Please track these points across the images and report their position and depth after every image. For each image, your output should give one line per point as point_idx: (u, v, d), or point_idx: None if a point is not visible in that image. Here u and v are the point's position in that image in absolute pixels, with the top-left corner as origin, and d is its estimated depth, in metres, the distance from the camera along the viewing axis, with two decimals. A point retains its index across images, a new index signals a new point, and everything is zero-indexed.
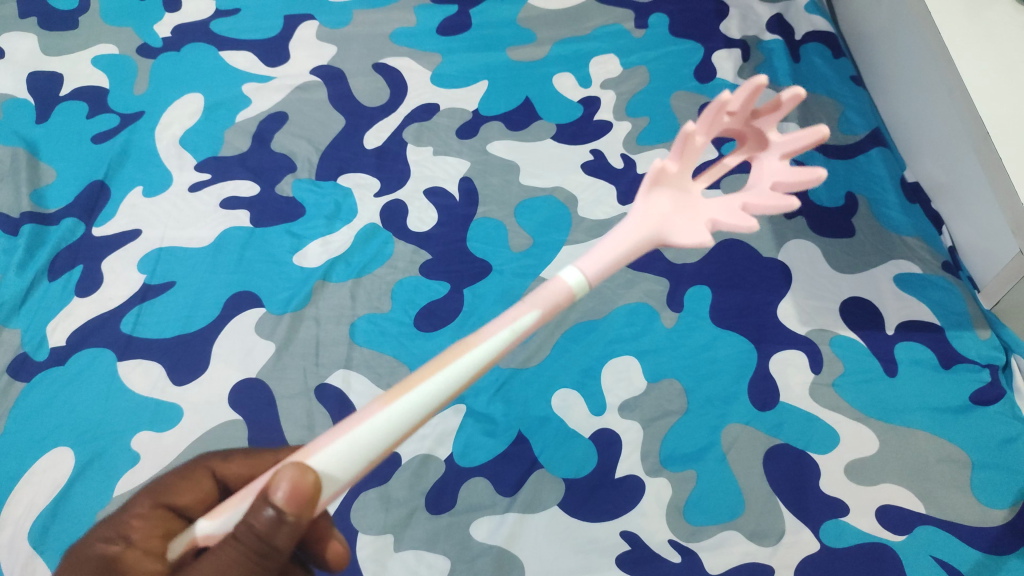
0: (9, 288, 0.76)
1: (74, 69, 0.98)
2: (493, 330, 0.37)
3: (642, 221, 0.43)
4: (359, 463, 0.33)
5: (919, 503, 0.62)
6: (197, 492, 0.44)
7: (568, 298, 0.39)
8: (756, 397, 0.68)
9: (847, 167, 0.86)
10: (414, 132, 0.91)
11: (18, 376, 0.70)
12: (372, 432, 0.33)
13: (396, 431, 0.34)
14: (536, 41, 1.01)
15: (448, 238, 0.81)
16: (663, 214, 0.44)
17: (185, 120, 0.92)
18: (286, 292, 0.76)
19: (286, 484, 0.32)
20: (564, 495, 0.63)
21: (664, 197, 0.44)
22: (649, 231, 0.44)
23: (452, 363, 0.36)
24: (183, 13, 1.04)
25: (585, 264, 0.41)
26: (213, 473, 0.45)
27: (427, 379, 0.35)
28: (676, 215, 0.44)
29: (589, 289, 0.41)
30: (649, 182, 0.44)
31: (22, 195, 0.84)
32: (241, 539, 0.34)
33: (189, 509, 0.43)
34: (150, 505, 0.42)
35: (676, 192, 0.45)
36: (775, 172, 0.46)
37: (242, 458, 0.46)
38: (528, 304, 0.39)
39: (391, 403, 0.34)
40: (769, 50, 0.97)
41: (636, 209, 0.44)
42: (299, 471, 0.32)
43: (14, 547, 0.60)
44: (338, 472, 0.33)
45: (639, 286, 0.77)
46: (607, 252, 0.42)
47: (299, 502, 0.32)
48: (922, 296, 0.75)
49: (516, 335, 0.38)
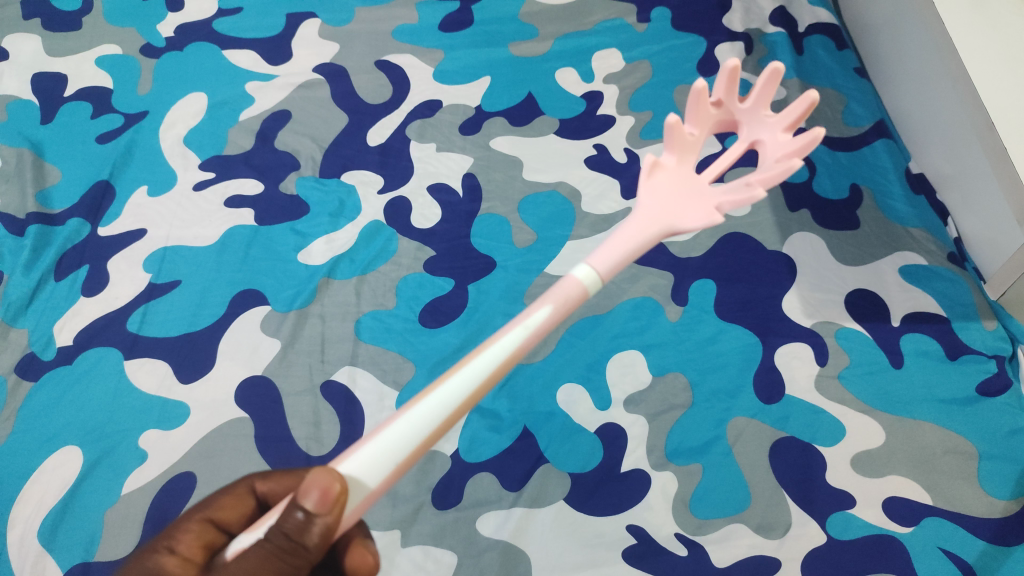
0: (15, 288, 0.76)
1: (78, 70, 0.98)
2: (506, 328, 0.38)
3: (645, 216, 0.44)
4: (388, 467, 0.34)
5: (926, 495, 0.62)
6: (236, 507, 0.42)
7: (581, 295, 0.40)
8: (761, 390, 0.68)
9: (851, 159, 0.86)
10: (416, 129, 0.91)
11: (26, 376, 0.70)
12: (397, 435, 0.34)
13: (420, 433, 0.34)
14: (538, 36, 1.01)
15: (451, 234, 0.81)
16: (664, 206, 0.45)
17: (188, 119, 0.92)
18: (292, 290, 0.76)
19: (314, 487, 0.32)
20: (570, 490, 0.63)
21: (666, 190, 0.45)
22: (655, 226, 0.44)
23: (467, 364, 0.36)
24: (185, 12, 1.04)
25: (594, 260, 0.42)
26: (254, 488, 0.43)
27: (443, 381, 0.36)
28: (676, 203, 0.45)
29: (602, 285, 0.41)
30: (647, 172, 0.45)
31: (27, 195, 0.84)
32: (270, 538, 0.34)
33: (229, 525, 0.42)
34: (188, 517, 0.41)
35: (677, 185, 0.45)
36: (778, 147, 0.47)
37: (284, 473, 0.44)
38: (541, 301, 0.39)
39: (413, 406, 0.35)
40: (772, 43, 0.96)
41: (638, 205, 0.44)
42: (326, 475, 0.32)
43: (23, 546, 0.60)
44: (366, 478, 0.33)
45: (644, 280, 0.77)
46: (615, 247, 0.42)
47: (328, 504, 0.32)
48: (927, 288, 0.75)
49: (531, 331, 0.38)
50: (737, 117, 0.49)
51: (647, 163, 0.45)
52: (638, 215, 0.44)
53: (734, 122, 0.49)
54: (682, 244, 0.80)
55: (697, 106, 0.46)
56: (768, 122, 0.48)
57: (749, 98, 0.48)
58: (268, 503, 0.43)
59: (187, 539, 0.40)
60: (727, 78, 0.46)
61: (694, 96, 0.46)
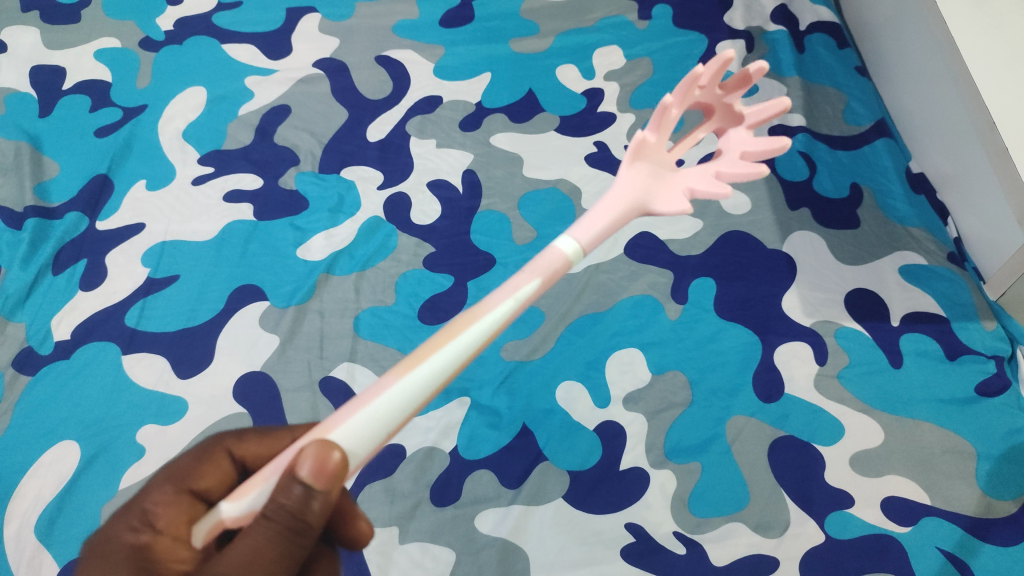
0: (12, 283, 0.76)
1: (76, 63, 0.97)
2: (496, 300, 0.38)
3: (625, 193, 0.43)
4: (380, 437, 0.34)
5: (924, 495, 0.62)
6: (218, 475, 0.42)
7: (565, 266, 0.40)
8: (760, 389, 0.68)
9: (852, 158, 0.86)
10: (417, 125, 0.90)
11: (23, 370, 0.70)
12: (391, 403, 0.34)
13: (413, 400, 0.34)
14: (539, 33, 1.00)
15: (451, 230, 0.81)
16: (646, 186, 0.44)
17: (188, 114, 0.92)
18: (290, 286, 0.76)
19: (310, 459, 0.32)
20: (568, 488, 0.63)
21: (644, 169, 0.45)
22: (634, 204, 0.44)
23: (460, 335, 0.36)
24: (184, 6, 1.04)
25: (577, 233, 0.41)
26: (231, 453, 0.43)
27: (435, 352, 0.35)
28: (655, 185, 0.45)
29: (584, 257, 0.41)
30: (632, 153, 0.45)
31: (25, 188, 0.84)
32: (273, 518, 0.33)
33: (210, 492, 0.41)
34: (174, 491, 0.40)
35: (653, 166, 0.45)
36: (743, 142, 0.49)
37: (260, 436, 0.44)
38: (528, 273, 0.39)
39: (407, 375, 0.34)
40: (773, 41, 0.97)
41: (618, 182, 0.44)
42: (322, 448, 0.32)
43: (20, 541, 0.60)
44: (361, 447, 0.33)
45: (644, 278, 0.76)
46: (600, 217, 0.42)
47: (326, 478, 0.32)
48: (926, 288, 0.75)
49: (519, 303, 0.38)
50: (713, 104, 0.49)
51: (636, 141, 0.45)
52: (615, 193, 0.43)
53: (710, 108, 0.50)
54: (682, 242, 0.80)
55: (687, 89, 0.46)
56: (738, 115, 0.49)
57: (728, 87, 0.48)
58: (247, 466, 0.43)
59: (172, 515, 0.38)
60: (715, 66, 0.46)
61: (688, 78, 0.46)
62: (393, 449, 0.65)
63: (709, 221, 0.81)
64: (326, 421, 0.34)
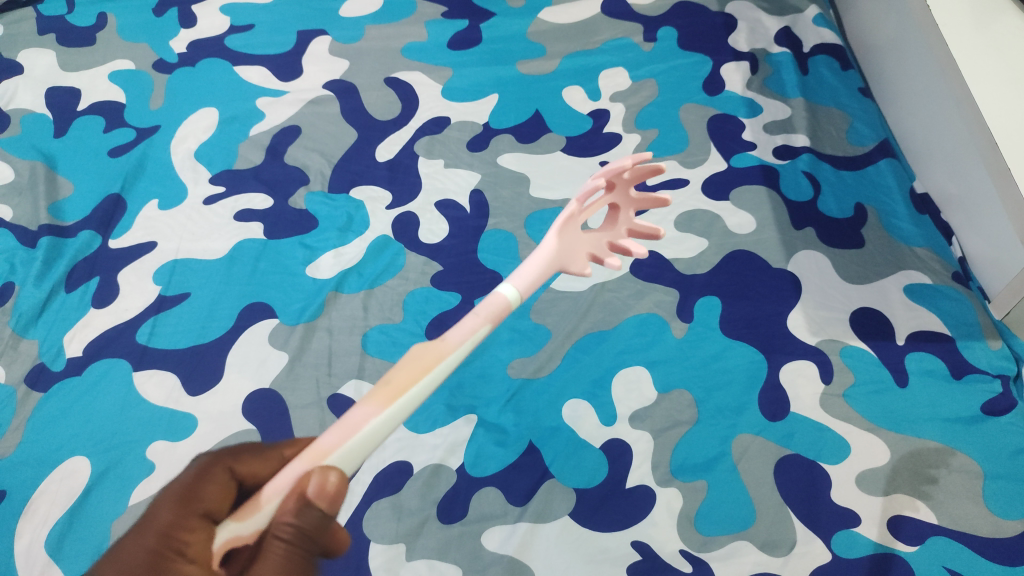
0: (27, 300, 0.77)
1: (92, 84, 0.99)
2: (456, 339, 0.42)
3: (551, 254, 0.49)
4: (365, 455, 0.38)
5: (931, 514, 0.62)
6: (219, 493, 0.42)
7: (506, 308, 0.45)
8: (766, 407, 0.68)
9: (856, 178, 0.87)
10: (425, 145, 0.92)
11: (35, 387, 0.71)
12: (373, 429, 0.38)
13: (392, 425, 0.39)
14: (546, 55, 1.02)
15: (459, 249, 0.81)
16: (568, 251, 0.51)
17: (200, 134, 0.93)
18: (299, 304, 0.77)
19: (316, 484, 0.37)
20: (574, 506, 0.63)
21: (566, 237, 0.51)
22: (556, 261, 0.50)
23: (432, 367, 0.40)
24: (198, 29, 1.06)
25: (515, 281, 0.47)
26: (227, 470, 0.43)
27: (413, 382, 0.39)
28: (572, 250, 0.51)
29: (520, 301, 0.47)
30: (562, 222, 0.51)
31: (40, 207, 0.85)
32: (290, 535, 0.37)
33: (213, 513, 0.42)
34: (185, 514, 0.40)
35: (570, 231, 0.51)
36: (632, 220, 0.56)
37: (255, 454, 0.45)
38: (478, 317, 0.43)
39: (386, 405, 0.38)
40: (777, 63, 0.98)
41: (546, 243, 0.50)
42: (323, 473, 0.37)
43: (31, 555, 0.60)
44: (350, 464, 0.38)
45: (650, 297, 0.77)
46: (531, 268, 0.48)
47: (330, 499, 0.37)
48: (931, 306, 0.75)
49: (474, 342, 0.43)
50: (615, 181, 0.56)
51: (566, 214, 0.51)
52: (542, 252, 0.49)
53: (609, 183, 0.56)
54: (688, 260, 0.80)
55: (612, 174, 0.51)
56: (631, 196, 0.56)
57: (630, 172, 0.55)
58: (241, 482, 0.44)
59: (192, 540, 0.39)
60: (636, 159, 0.54)
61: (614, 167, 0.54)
62: (400, 467, 0.66)
63: (714, 240, 0.82)
64: (316, 443, 0.38)
